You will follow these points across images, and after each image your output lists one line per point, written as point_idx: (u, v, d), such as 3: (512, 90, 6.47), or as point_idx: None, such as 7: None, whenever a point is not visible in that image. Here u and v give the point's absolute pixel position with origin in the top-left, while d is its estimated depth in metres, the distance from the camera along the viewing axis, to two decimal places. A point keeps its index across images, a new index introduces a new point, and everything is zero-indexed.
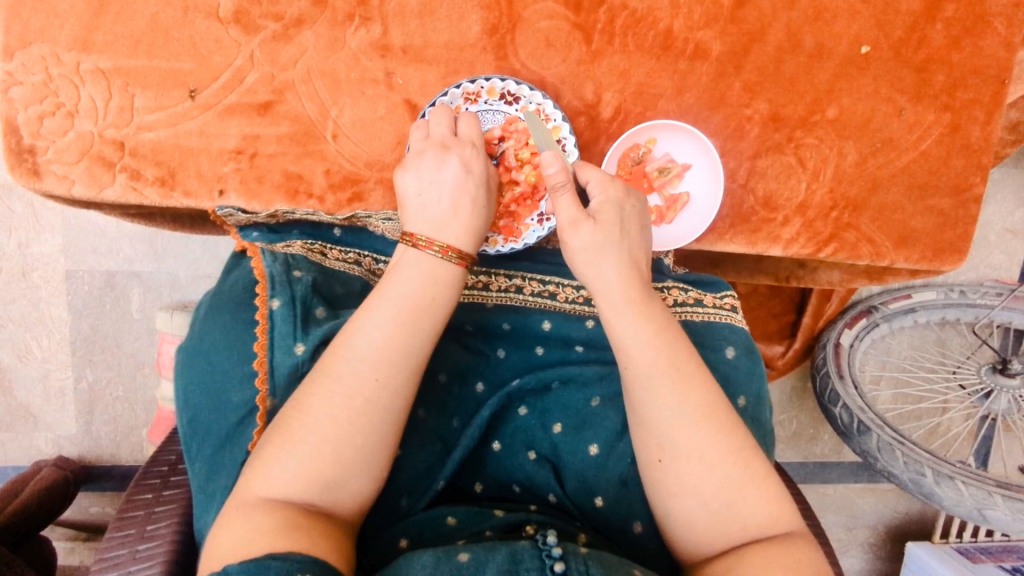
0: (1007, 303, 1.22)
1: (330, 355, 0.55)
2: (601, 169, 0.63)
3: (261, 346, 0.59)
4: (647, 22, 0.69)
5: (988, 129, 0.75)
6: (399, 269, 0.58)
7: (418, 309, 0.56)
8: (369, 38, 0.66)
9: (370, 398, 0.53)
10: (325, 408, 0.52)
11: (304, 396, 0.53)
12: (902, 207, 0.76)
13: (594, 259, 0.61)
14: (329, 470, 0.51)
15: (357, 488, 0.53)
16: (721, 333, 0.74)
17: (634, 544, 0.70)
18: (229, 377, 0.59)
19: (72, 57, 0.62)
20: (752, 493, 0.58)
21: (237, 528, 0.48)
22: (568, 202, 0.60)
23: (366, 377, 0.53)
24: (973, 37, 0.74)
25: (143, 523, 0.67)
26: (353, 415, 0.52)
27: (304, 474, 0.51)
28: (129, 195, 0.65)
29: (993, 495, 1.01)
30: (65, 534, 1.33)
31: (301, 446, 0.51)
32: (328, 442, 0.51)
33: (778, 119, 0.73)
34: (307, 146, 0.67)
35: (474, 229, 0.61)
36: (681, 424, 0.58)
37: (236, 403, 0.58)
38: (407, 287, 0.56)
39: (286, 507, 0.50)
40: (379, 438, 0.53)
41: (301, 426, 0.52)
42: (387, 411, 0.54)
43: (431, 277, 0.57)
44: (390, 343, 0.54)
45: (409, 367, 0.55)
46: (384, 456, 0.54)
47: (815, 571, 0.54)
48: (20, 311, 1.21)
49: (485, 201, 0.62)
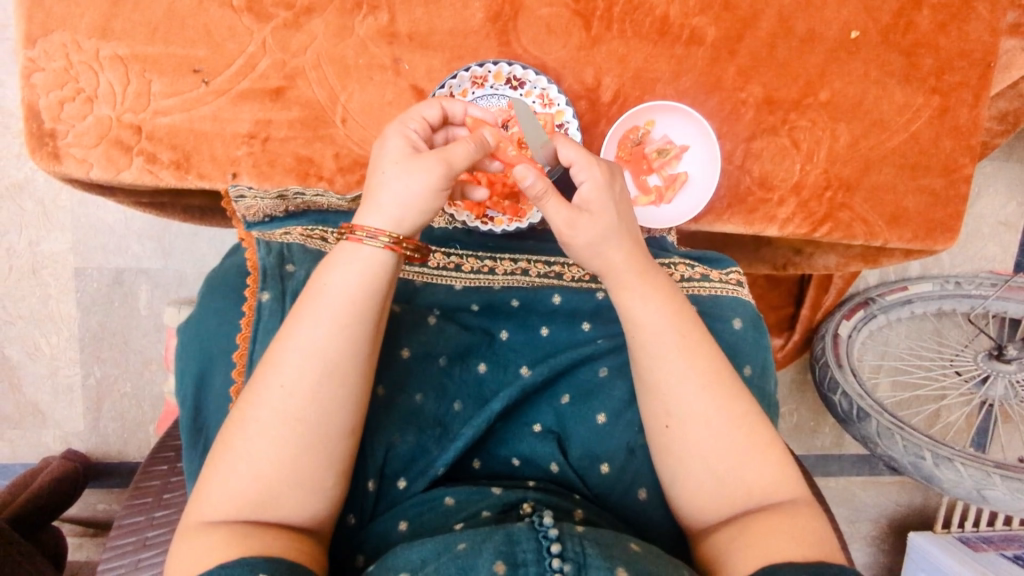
0: (1001, 293, 1.24)
1: (260, 373, 0.57)
2: (579, 143, 0.61)
3: (242, 338, 0.64)
4: (643, 9, 0.71)
5: (976, 111, 0.78)
6: (325, 271, 0.58)
7: (342, 320, 0.56)
8: (376, 26, 0.68)
9: (300, 415, 0.55)
10: (256, 427, 0.55)
11: (239, 414, 0.56)
12: (894, 188, 0.78)
13: (597, 249, 0.62)
14: (265, 486, 0.55)
15: (297, 500, 0.56)
16: (728, 305, 0.76)
17: (640, 511, 0.73)
18: (220, 362, 0.66)
19: (91, 44, 0.65)
20: (757, 457, 0.63)
21: (184, 552, 0.52)
22: (557, 207, 0.60)
23: (293, 395, 0.55)
24: (959, 22, 0.76)
25: (160, 491, 0.70)
26: (283, 434, 0.55)
27: (239, 492, 0.54)
28: (145, 178, 0.68)
29: (992, 475, 1.02)
30: (72, 530, 1.34)
31: (237, 465, 0.55)
32: (260, 460, 0.55)
33: (772, 102, 0.75)
34: (316, 130, 0.70)
35: (371, 202, 0.58)
36: (686, 389, 0.63)
37: (218, 388, 0.65)
38: (340, 282, 0.57)
39: (223, 526, 0.53)
40: (320, 443, 0.56)
41: (238, 445, 0.55)
42: (318, 424, 0.56)
43: (366, 267, 0.57)
44: (314, 359, 0.56)
45: (338, 379, 0.56)
46: (324, 467, 0.57)
47: (816, 535, 0.58)
48: (30, 308, 1.23)
49: (383, 168, 0.58)
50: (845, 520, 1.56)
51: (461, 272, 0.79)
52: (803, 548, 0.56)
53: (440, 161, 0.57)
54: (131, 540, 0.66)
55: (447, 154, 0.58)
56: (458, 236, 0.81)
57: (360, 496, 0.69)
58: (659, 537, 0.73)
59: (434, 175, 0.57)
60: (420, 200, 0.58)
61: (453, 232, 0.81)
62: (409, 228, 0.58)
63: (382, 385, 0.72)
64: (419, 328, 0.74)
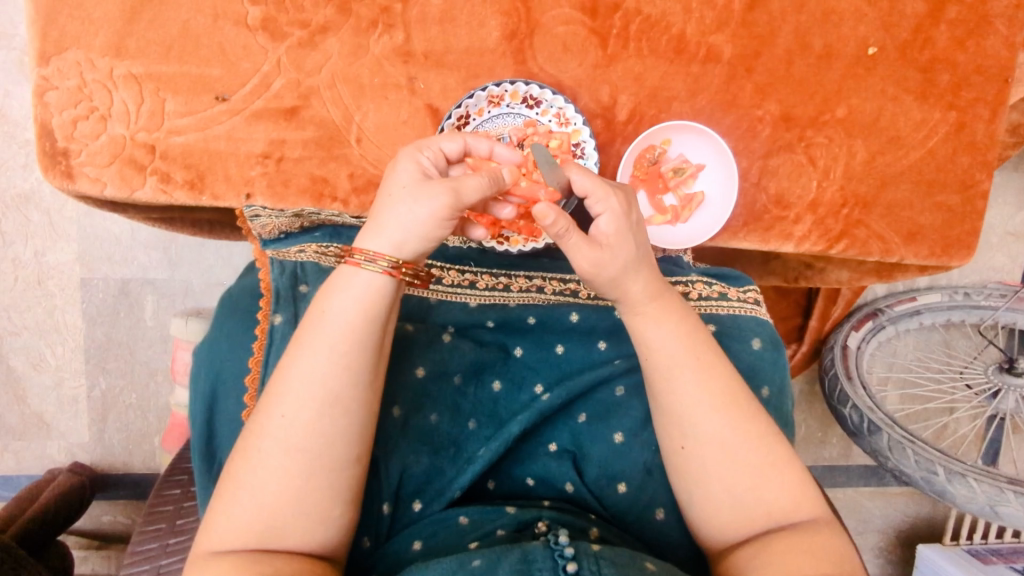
0: (1012, 304, 1.23)
1: (263, 402, 0.58)
2: (587, 170, 0.59)
3: (255, 360, 0.64)
4: (659, 27, 0.71)
5: (993, 127, 0.77)
6: (325, 299, 0.58)
7: (340, 350, 0.57)
8: (392, 45, 0.68)
9: (303, 446, 0.57)
10: (259, 457, 0.56)
11: (245, 445, 0.58)
12: (910, 204, 0.78)
13: (620, 282, 0.62)
14: (270, 516, 0.56)
15: (303, 528, 0.57)
16: (746, 325, 0.77)
17: (655, 531, 0.73)
18: (233, 384, 0.65)
19: (105, 62, 0.64)
20: (774, 474, 0.63)
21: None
22: (578, 244, 0.59)
23: (295, 426, 0.56)
24: (976, 38, 0.76)
25: (173, 518, 0.69)
26: (287, 464, 0.56)
27: (245, 522, 0.56)
28: (158, 198, 0.67)
29: (1005, 492, 1.02)
30: (77, 544, 1.32)
31: (242, 495, 0.56)
32: (264, 490, 0.56)
33: (788, 119, 0.74)
34: (331, 150, 0.69)
35: (377, 225, 0.57)
36: (702, 412, 0.63)
37: (231, 412, 0.65)
38: (341, 312, 0.57)
39: (230, 555, 0.55)
40: (322, 473, 0.57)
41: (242, 476, 0.57)
42: (320, 454, 0.57)
43: (366, 296, 0.57)
44: (315, 389, 0.56)
45: (338, 409, 0.57)
46: (328, 495, 0.58)
47: (834, 556, 0.59)
48: (35, 319, 1.22)
49: (393, 191, 0.57)
50: (854, 531, 1.55)
51: (475, 289, 0.79)
52: (819, 564, 0.58)
53: (450, 190, 0.55)
54: (144, 568, 0.65)
55: (459, 183, 0.56)
56: (472, 254, 0.81)
57: (375, 520, 0.69)
58: (674, 558, 0.73)
59: (442, 206, 0.55)
60: (423, 227, 0.56)
61: (467, 251, 0.81)
62: (410, 252, 0.57)
63: (397, 406, 0.71)
64: (434, 346, 0.74)
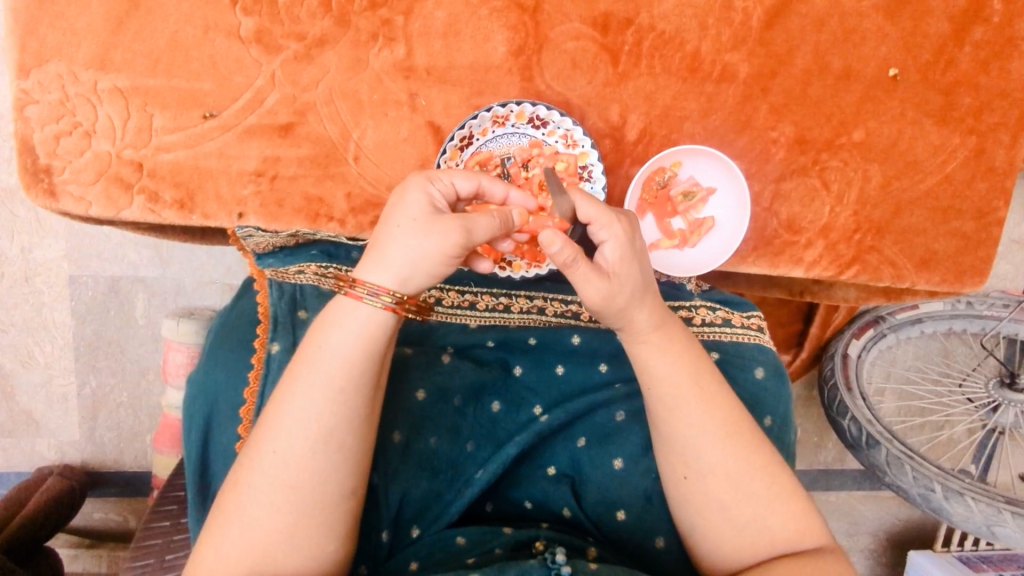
0: (1014, 316, 1.17)
1: (255, 435, 0.55)
2: (596, 200, 0.56)
3: (251, 391, 0.63)
4: (673, 44, 0.68)
5: (1012, 152, 0.74)
6: (321, 331, 0.56)
7: (336, 385, 0.54)
8: (393, 59, 0.65)
9: (295, 481, 0.54)
10: (249, 492, 0.54)
11: (235, 479, 0.55)
12: (924, 231, 0.75)
13: (625, 311, 0.59)
14: (260, 555, 0.53)
15: (295, 565, 0.55)
16: (750, 353, 0.75)
17: (655, 559, 0.72)
18: (227, 416, 0.64)
19: (89, 75, 0.62)
20: (779, 506, 0.62)
21: None
22: (587, 276, 0.56)
23: (287, 461, 0.54)
24: (1001, 60, 0.73)
25: (162, 552, 0.71)
26: (278, 500, 0.54)
27: (232, 560, 0.53)
28: (146, 217, 0.65)
29: (1003, 511, 1.02)
30: (66, 542, 1.31)
31: (230, 531, 0.53)
32: (255, 526, 0.53)
33: (804, 142, 0.72)
34: (327, 168, 0.66)
35: (381, 257, 0.53)
36: (705, 443, 0.62)
37: (224, 445, 0.64)
38: (337, 345, 0.54)
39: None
40: (315, 509, 0.55)
41: (231, 511, 0.54)
42: (313, 491, 0.54)
43: (365, 329, 0.54)
44: (309, 425, 0.54)
45: (333, 445, 0.54)
46: (321, 530, 0.55)
47: None
48: (23, 316, 1.19)
49: (399, 222, 0.53)
50: (844, 533, 1.55)
51: (475, 311, 0.77)
52: None
53: (460, 225, 0.52)
54: None
55: (470, 221, 0.53)
56: (473, 275, 0.78)
57: (374, 547, 0.67)
58: None
59: (451, 241, 0.52)
60: (430, 263, 0.53)
61: (467, 271, 0.79)
62: (413, 287, 0.54)
63: (398, 430, 0.69)
64: (434, 367, 0.72)
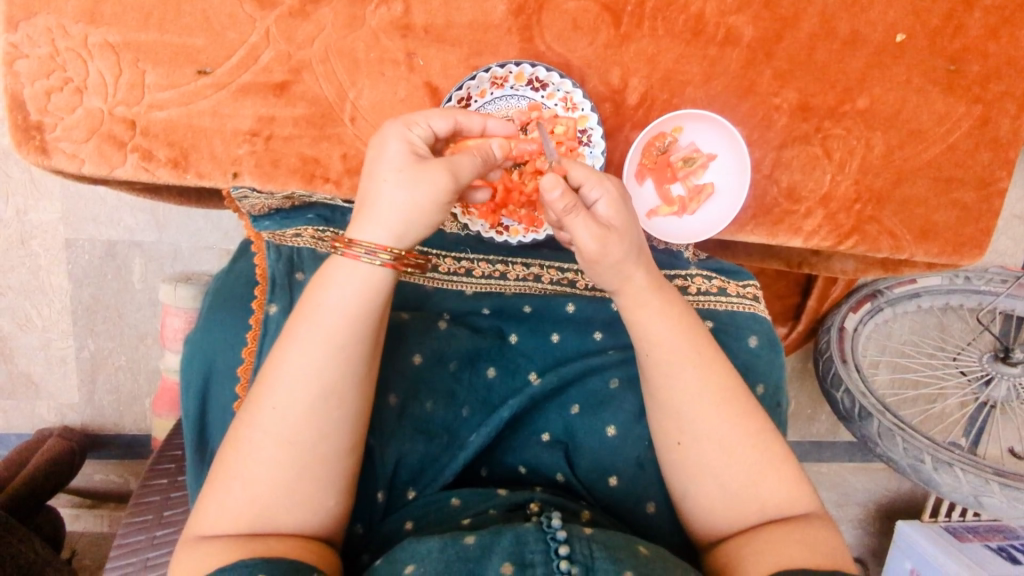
0: (1013, 291, 1.16)
1: (255, 391, 0.55)
2: (586, 164, 0.57)
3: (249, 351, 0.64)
4: (677, 5, 0.66)
5: (1017, 122, 0.73)
6: (318, 289, 0.55)
7: (339, 341, 0.54)
8: (390, 17, 0.63)
9: (298, 438, 0.54)
10: (252, 447, 0.54)
11: (237, 435, 0.55)
12: (925, 201, 0.74)
13: (617, 267, 0.59)
14: (260, 509, 0.54)
15: (294, 521, 0.55)
16: (745, 322, 0.75)
17: (646, 523, 0.73)
18: (226, 377, 0.65)
19: (79, 29, 0.60)
20: (772, 473, 0.62)
21: (184, 563, 0.53)
22: (585, 226, 0.55)
23: (289, 419, 0.54)
24: (1011, 27, 0.71)
25: (160, 509, 0.72)
26: (280, 456, 0.54)
27: (234, 512, 0.53)
28: (139, 175, 0.64)
29: (990, 482, 1.03)
30: (68, 502, 1.33)
31: (233, 485, 0.54)
32: (257, 481, 0.54)
33: (807, 109, 0.71)
34: (323, 129, 0.65)
35: (374, 213, 0.53)
36: (703, 406, 0.62)
37: (223, 405, 0.65)
38: (337, 303, 0.54)
39: (213, 542, 0.53)
40: (314, 466, 0.55)
41: (233, 465, 0.54)
42: (314, 448, 0.55)
43: (365, 286, 0.53)
44: (311, 383, 0.54)
45: (335, 402, 0.55)
46: (321, 487, 0.56)
47: (827, 550, 0.58)
48: (20, 279, 1.18)
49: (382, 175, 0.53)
50: (833, 503, 1.57)
51: (472, 277, 0.77)
52: (815, 556, 0.57)
53: (447, 169, 0.53)
54: (139, 538, 0.70)
55: (455, 165, 0.54)
56: (470, 240, 0.78)
57: (369, 507, 0.68)
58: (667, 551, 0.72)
59: (441, 187, 0.53)
60: (421, 212, 0.53)
61: (464, 237, 0.78)
62: (410, 240, 0.54)
63: (393, 394, 0.70)
64: (430, 333, 0.72)
